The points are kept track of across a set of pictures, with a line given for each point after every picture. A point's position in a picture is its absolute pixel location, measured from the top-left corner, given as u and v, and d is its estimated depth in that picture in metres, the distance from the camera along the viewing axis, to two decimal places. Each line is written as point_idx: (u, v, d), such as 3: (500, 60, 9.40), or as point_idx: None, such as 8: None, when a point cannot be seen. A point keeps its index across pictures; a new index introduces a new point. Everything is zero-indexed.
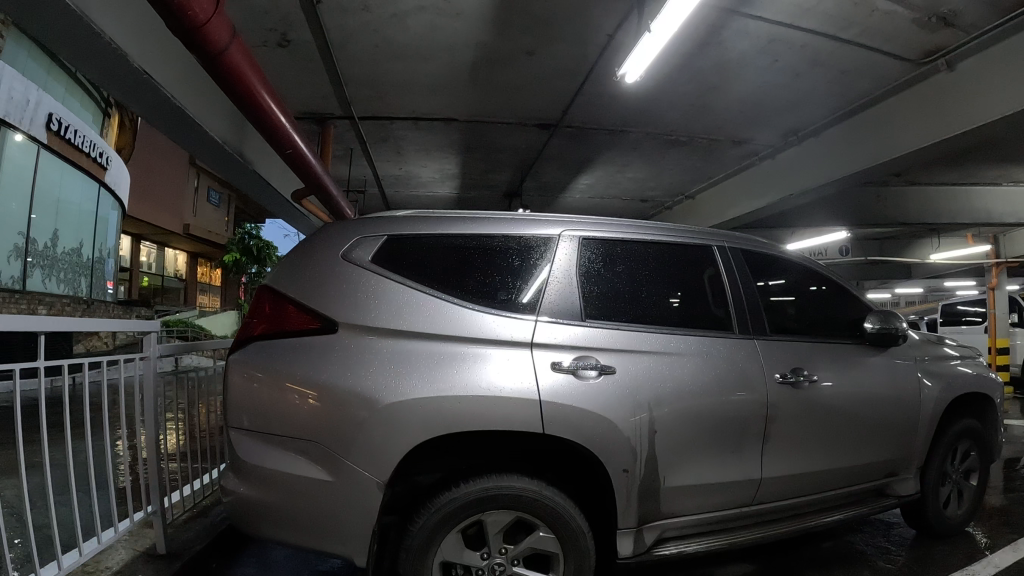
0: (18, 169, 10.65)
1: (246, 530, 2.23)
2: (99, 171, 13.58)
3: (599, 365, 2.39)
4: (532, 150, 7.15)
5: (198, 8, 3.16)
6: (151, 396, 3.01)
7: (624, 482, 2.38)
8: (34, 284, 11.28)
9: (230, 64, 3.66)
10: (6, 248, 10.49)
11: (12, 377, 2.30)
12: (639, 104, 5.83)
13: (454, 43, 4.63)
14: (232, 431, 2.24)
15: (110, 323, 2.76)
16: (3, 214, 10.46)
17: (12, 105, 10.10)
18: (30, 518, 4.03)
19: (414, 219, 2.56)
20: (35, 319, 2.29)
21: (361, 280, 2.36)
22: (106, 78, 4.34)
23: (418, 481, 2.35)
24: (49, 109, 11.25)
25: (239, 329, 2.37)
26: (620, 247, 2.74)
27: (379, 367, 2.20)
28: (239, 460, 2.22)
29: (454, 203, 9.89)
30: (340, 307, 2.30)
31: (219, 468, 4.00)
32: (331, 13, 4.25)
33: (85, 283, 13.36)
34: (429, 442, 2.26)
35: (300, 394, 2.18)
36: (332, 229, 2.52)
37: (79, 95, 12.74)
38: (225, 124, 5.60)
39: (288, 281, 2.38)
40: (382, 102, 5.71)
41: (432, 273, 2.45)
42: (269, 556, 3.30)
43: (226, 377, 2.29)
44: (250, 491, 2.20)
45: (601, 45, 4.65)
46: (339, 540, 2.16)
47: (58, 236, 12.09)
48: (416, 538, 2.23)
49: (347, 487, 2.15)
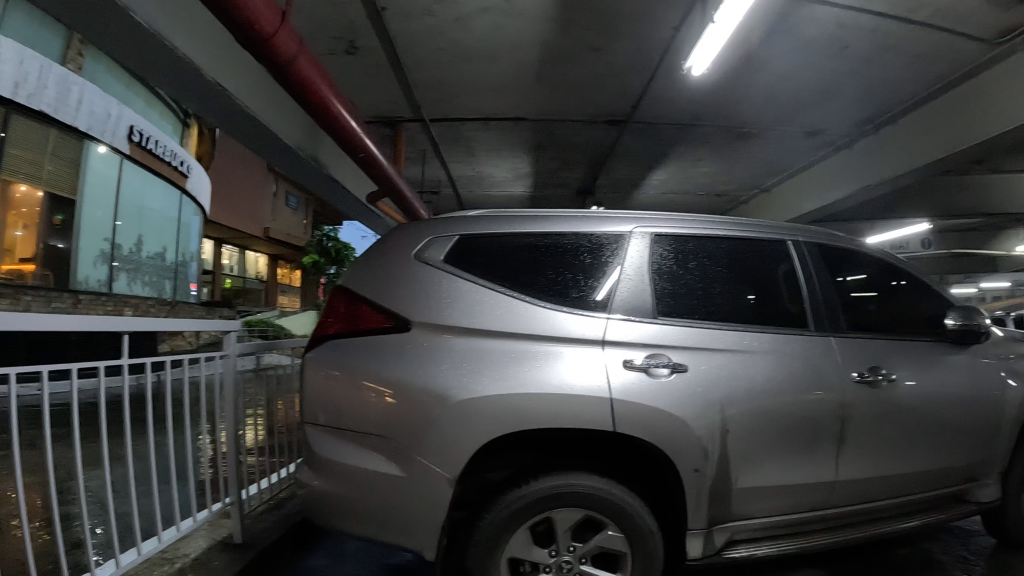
0: (102, 180, 11.31)
1: (320, 522, 2.29)
2: (180, 178, 14.16)
3: (671, 363, 2.36)
4: (603, 146, 7.11)
5: (263, 22, 3.24)
6: (230, 393, 3.13)
7: (695, 483, 2.34)
8: (121, 288, 11.90)
9: (299, 74, 3.77)
10: (93, 253, 11.19)
11: (97, 373, 2.44)
12: (704, 97, 5.72)
13: (517, 43, 4.65)
14: (309, 427, 2.31)
15: (191, 322, 2.86)
16: (89, 221, 11.16)
17: (94, 119, 10.77)
18: (121, 508, 4.25)
19: (486, 218, 2.58)
20: (120, 318, 2.41)
21: (436, 279, 2.39)
22: (184, 91, 4.53)
23: (489, 479, 2.36)
24: (130, 121, 11.76)
25: (315, 328, 2.45)
26: (693, 244, 2.70)
27: (451, 365, 2.23)
28: (315, 455, 2.29)
29: (525, 202, 9.89)
30: (414, 307, 2.34)
31: (295, 463, 4.13)
32: (395, 19, 4.32)
33: (169, 285, 13.96)
34: (499, 440, 2.28)
35: (376, 391, 2.23)
36: (406, 230, 2.56)
37: (159, 106, 13.29)
38: (299, 132, 5.78)
39: (363, 280, 2.45)
40: (450, 104, 5.79)
41: (504, 272, 2.47)
42: (342, 548, 3.39)
43: (305, 373, 2.36)
44: (325, 484, 2.26)
45: (667, 39, 4.59)
46: (408, 535, 2.20)
47: (144, 241, 12.70)
48: (484, 533, 2.24)
49: (420, 483, 2.18)
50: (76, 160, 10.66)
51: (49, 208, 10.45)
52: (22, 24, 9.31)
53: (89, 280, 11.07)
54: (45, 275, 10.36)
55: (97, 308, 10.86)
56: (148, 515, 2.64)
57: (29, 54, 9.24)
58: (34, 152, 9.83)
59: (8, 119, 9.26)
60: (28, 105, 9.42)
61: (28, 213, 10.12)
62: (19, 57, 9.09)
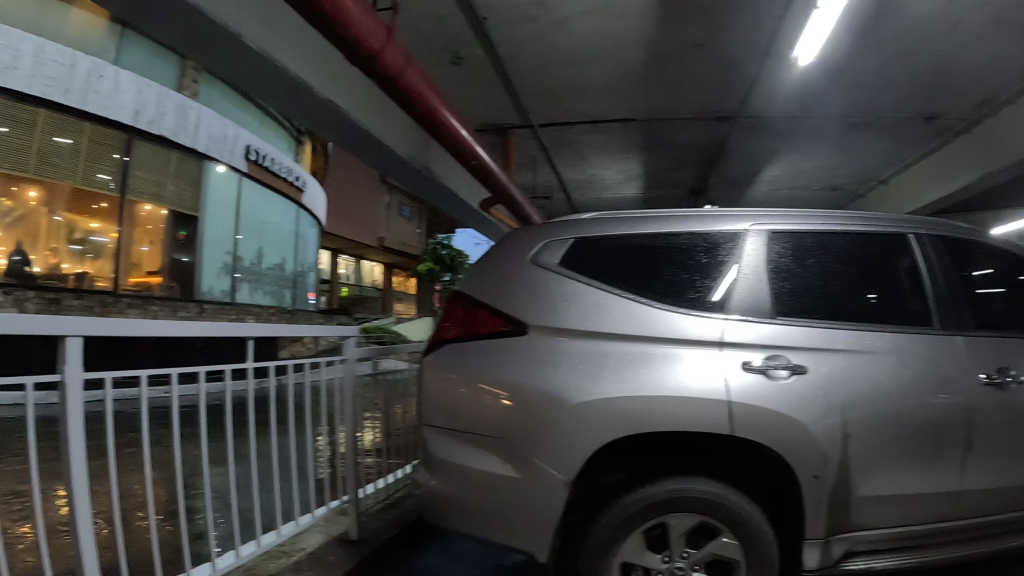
0: (222, 197, 12.00)
1: (436, 522, 2.35)
2: (297, 193, 14.83)
3: (791, 364, 2.29)
4: (713, 143, 6.96)
5: (371, 38, 3.37)
6: (349, 396, 3.29)
7: (814, 489, 2.25)
8: (243, 297, 12.62)
9: (409, 87, 3.90)
10: (216, 265, 11.96)
11: (223, 378, 2.60)
12: (812, 87, 5.49)
13: (618, 42, 4.62)
14: (428, 429, 2.39)
15: (307, 329, 3.01)
16: (212, 236, 11.92)
17: (212, 140, 11.46)
18: (251, 501, 4.54)
19: (601, 220, 2.59)
20: (245, 325, 2.56)
21: (554, 283, 2.42)
22: (300, 110, 4.79)
23: (603, 482, 2.35)
24: (246, 142, 12.40)
25: (433, 333, 2.53)
26: (811, 240, 2.61)
27: (570, 367, 2.24)
28: (431, 455, 2.35)
29: (630, 204, 9.79)
30: (530, 311, 2.37)
31: (410, 465, 4.27)
32: (498, 27, 4.40)
33: (289, 295, 14.69)
34: (612, 443, 2.27)
35: (491, 393, 2.28)
36: (521, 234, 2.60)
37: (272, 126, 13.95)
38: (411, 143, 5.98)
39: (480, 284, 2.51)
40: (557, 108, 5.82)
41: (619, 274, 2.47)
42: (454, 547, 3.46)
43: (424, 375, 2.44)
44: (442, 485, 2.33)
45: (771, 29, 4.44)
46: (521, 537, 2.22)
47: (263, 253, 13.42)
48: (598, 537, 2.24)
49: (535, 484, 2.20)
50: (197, 180, 11.39)
51: (173, 225, 11.18)
52: (141, 57, 10.27)
53: (212, 290, 11.81)
54: (171, 286, 11.08)
55: (221, 315, 11.53)
56: (269, 507, 2.82)
57: (148, 84, 10.16)
58: (156, 173, 10.63)
59: (130, 144, 10.11)
60: (150, 130, 10.28)
61: (154, 230, 10.88)
62: (138, 87, 10.03)
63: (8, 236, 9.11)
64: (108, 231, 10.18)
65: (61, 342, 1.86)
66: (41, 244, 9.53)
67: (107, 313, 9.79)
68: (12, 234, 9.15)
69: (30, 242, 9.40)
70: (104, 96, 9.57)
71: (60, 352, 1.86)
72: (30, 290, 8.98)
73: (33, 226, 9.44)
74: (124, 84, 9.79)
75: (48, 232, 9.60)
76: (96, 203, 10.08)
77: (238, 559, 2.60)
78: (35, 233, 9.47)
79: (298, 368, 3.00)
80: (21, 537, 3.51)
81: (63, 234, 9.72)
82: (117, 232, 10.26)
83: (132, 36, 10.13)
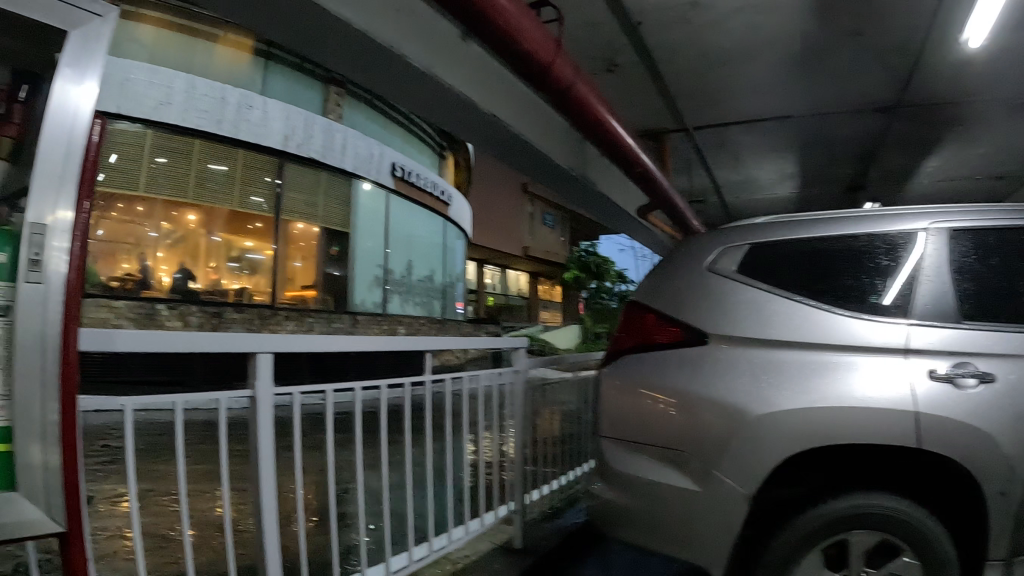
0: (371, 214, 12.65)
1: (609, 530, 2.40)
2: (442, 206, 15.36)
3: (979, 372, 2.11)
4: (874, 136, 6.55)
5: (542, 51, 3.43)
6: (519, 405, 3.51)
7: (1002, 507, 2.06)
8: (394, 308, 13.28)
9: (579, 99, 3.97)
10: (367, 278, 12.57)
11: (380, 388, 2.76)
12: (982, 70, 5.03)
13: (775, 37, 4.46)
14: (604, 438, 2.46)
15: (460, 341, 3.12)
16: (363, 252, 12.48)
17: (360, 160, 12.13)
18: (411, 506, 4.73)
19: (777, 224, 2.53)
20: (400, 338, 2.68)
21: (733, 291, 2.40)
22: (461, 124, 4.99)
23: (778, 494, 2.27)
24: (392, 159, 12.94)
25: (610, 345, 2.63)
26: (992, 237, 2.38)
27: (753, 377, 2.21)
28: (608, 464, 2.41)
29: (779, 203, 9.34)
30: (711, 320, 2.37)
31: (573, 473, 4.31)
32: (653, 32, 4.38)
33: (439, 305, 15.26)
34: (792, 458, 2.20)
35: (661, 402, 2.31)
36: (697, 242, 2.62)
37: (415, 144, 14.52)
38: (571, 152, 6.05)
39: (662, 294, 2.54)
40: (713, 110, 5.71)
41: (799, 279, 2.39)
42: (611, 559, 3.44)
43: (601, 387, 2.53)
44: (616, 495, 2.36)
45: (931, 11, 4.13)
46: (696, 550, 2.20)
47: (412, 266, 14.04)
48: (775, 555, 2.17)
49: (713, 496, 2.18)
50: (346, 198, 12.04)
51: (325, 240, 11.87)
52: (285, 88, 11.22)
53: (365, 303, 12.45)
54: (325, 299, 11.98)
55: (373, 327, 12.19)
56: (438, 513, 2.97)
57: (294, 111, 10.92)
58: (308, 195, 11.40)
59: (281, 168, 10.95)
60: (299, 153, 11.03)
61: (307, 247, 11.69)
62: (286, 114, 10.82)
63: (171, 256, 10.40)
64: (262, 248, 11.19)
65: (253, 357, 2.03)
66: (201, 261, 10.76)
67: (265, 325, 10.68)
68: (175, 253, 10.42)
69: (192, 261, 10.66)
70: (255, 124, 10.44)
71: (252, 367, 2.03)
72: (194, 304, 10.06)
73: (193, 246, 10.64)
74: (273, 113, 10.62)
75: (208, 252, 10.78)
76: (252, 223, 11.03)
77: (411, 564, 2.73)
78: (196, 252, 10.68)
79: (459, 377, 3.10)
80: (210, 541, 3.85)
81: (221, 252, 10.91)
82: (272, 250, 11.24)
83: (278, 67, 11.10)
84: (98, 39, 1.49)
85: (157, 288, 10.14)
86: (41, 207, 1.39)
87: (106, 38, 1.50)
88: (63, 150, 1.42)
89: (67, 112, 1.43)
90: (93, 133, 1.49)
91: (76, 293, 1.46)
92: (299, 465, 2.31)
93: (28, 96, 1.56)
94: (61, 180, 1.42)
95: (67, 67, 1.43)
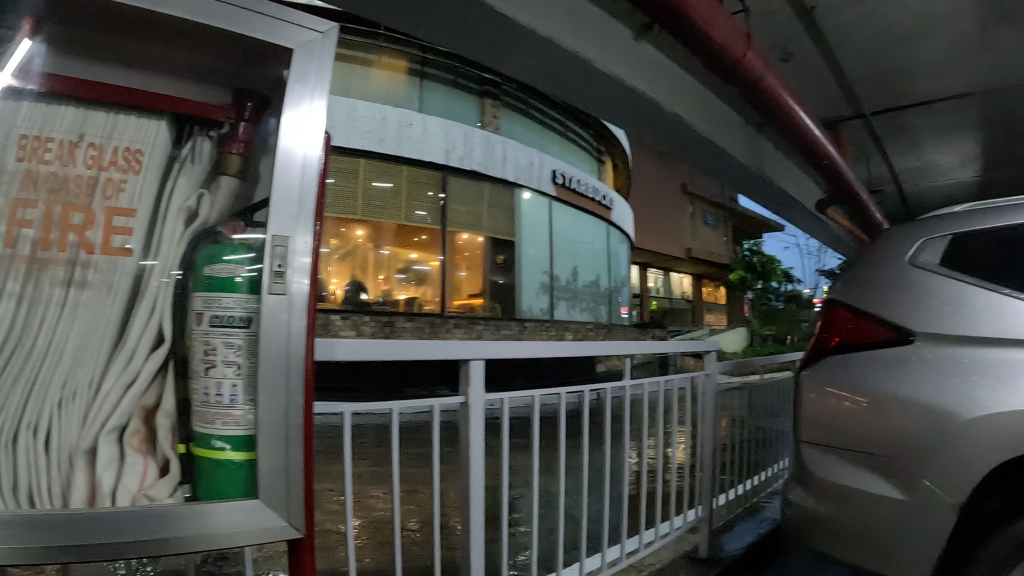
0: (534, 221, 12.93)
1: (805, 538, 2.38)
2: (604, 212, 15.25)
3: None
4: None
5: (736, 44, 3.23)
6: (710, 405, 3.58)
7: None
8: (561, 314, 13.52)
9: (767, 91, 3.68)
10: (535, 285, 12.91)
11: (582, 391, 2.92)
12: None
13: (965, 8, 4.07)
14: (804, 442, 2.42)
15: (644, 345, 3.23)
16: (530, 259, 12.87)
17: (520, 169, 12.51)
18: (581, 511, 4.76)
19: (980, 211, 2.35)
20: (582, 344, 2.76)
21: (936, 286, 2.26)
22: None
23: (985, 507, 2.12)
24: (552, 167, 13.20)
25: (814, 343, 2.51)
26: None
27: (961, 378, 2.07)
28: (806, 469, 2.38)
29: (976, 189, 8.41)
30: (914, 316, 2.24)
31: (753, 481, 4.22)
32: (826, 15, 4.15)
33: (604, 310, 15.36)
34: (1008, 465, 2.03)
35: (851, 400, 2.28)
36: (894, 234, 2.49)
37: (573, 150, 14.66)
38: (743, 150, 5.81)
39: (861, 290, 2.42)
40: (894, 92, 5.29)
41: (1011, 270, 2.19)
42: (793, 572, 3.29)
43: (804, 390, 2.45)
44: (812, 501, 2.33)
45: None
46: (897, 563, 2.14)
47: (577, 272, 14.19)
48: (981, 569, 2.03)
49: (915, 504, 2.10)
50: (510, 207, 12.43)
51: (491, 250, 12.24)
52: (442, 100, 11.78)
53: (532, 309, 12.81)
54: (492, 307, 12.33)
55: (541, 333, 12.54)
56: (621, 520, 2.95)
57: (454, 125, 11.46)
58: (472, 206, 11.83)
59: (445, 182, 11.41)
60: (461, 166, 11.52)
61: (471, 256, 12.07)
62: (446, 129, 11.36)
63: (342, 270, 10.75)
64: (427, 259, 11.58)
65: (465, 364, 2.20)
66: (371, 273, 11.02)
67: (435, 333, 11.35)
68: (345, 267, 10.76)
69: (362, 273, 10.95)
70: (416, 140, 11.02)
71: (464, 374, 2.20)
72: (366, 314, 10.76)
73: (362, 260, 10.92)
74: (433, 128, 11.17)
75: (377, 264, 11.06)
76: (418, 236, 11.40)
77: (605, 564, 2.80)
78: (365, 265, 10.96)
79: (650, 379, 3.20)
80: (387, 533, 4.00)
81: (391, 264, 11.20)
82: (438, 260, 11.63)
83: (435, 84, 11.68)
84: (324, 58, 1.59)
85: (331, 300, 10.65)
86: (284, 224, 1.51)
87: (329, 56, 1.61)
88: (299, 172, 1.54)
89: (295, 152, 1.54)
90: (322, 163, 1.59)
91: (313, 309, 1.57)
92: (503, 463, 2.44)
93: (254, 114, 1.71)
94: (299, 205, 1.53)
95: (296, 86, 1.55)
